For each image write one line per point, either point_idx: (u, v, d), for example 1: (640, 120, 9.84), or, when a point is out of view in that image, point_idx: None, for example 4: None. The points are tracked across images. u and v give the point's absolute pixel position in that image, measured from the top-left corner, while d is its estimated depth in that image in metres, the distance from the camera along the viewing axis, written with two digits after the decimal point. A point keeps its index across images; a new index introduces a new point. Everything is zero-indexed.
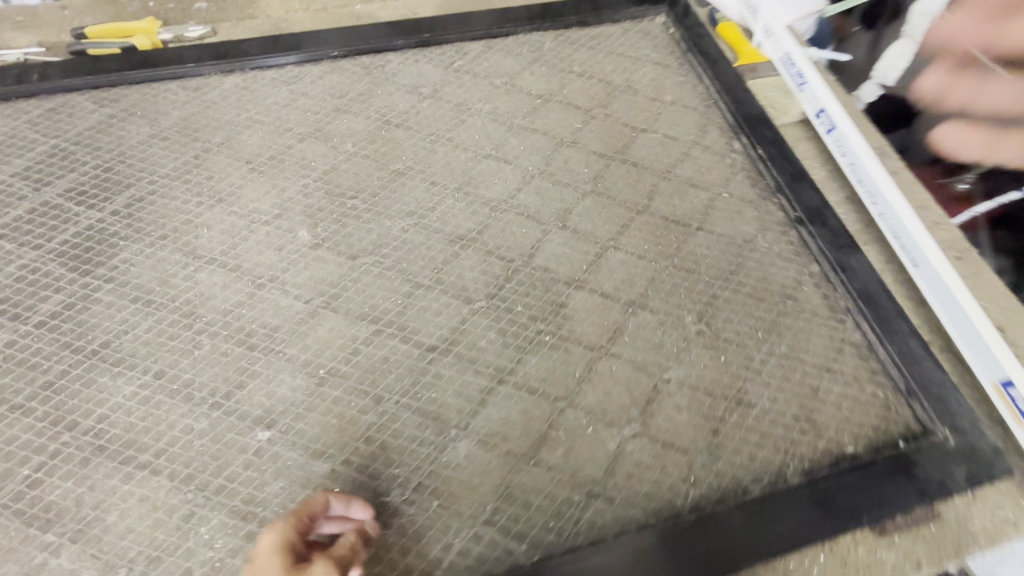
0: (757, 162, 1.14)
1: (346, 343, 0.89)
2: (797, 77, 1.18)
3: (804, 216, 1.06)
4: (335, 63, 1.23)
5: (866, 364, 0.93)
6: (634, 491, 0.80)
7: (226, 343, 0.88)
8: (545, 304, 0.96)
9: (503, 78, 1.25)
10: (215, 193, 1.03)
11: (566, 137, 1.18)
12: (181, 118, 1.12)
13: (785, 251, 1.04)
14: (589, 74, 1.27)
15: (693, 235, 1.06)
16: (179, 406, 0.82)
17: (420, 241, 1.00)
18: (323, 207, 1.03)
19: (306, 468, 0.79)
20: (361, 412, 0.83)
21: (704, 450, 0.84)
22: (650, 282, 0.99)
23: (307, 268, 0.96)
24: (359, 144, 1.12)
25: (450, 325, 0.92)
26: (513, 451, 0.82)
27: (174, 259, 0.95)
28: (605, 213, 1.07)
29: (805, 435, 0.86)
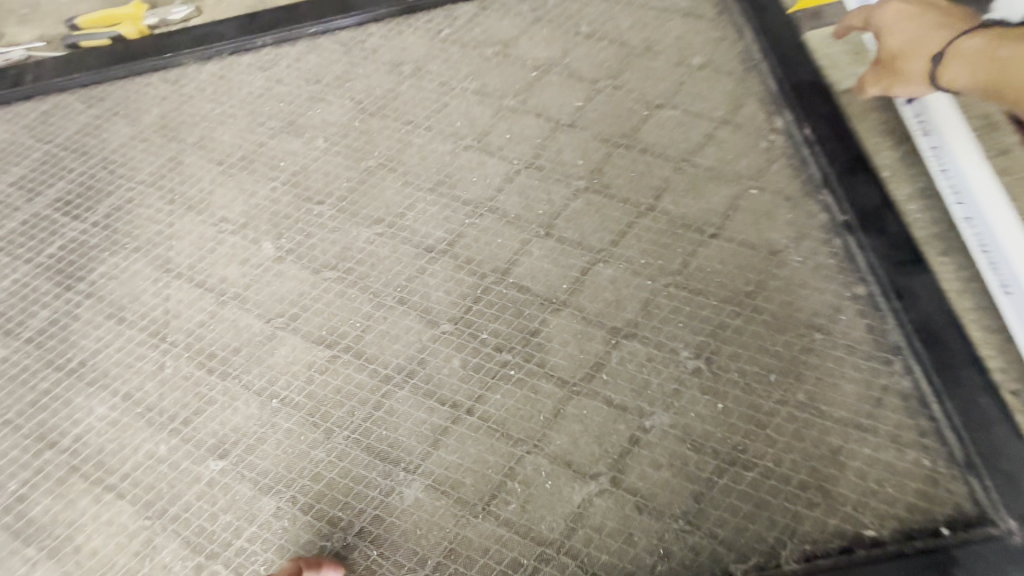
0: (803, 146, 0.91)
1: (301, 369, 0.85)
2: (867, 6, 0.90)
3: (854, 222, 0.84)
4: (313, 42, 1.12)
5: (914, 423, 0.74)
6: (592, 560, 0.71)
7: (188, 365, 0.87)
8: (514, 330, 0.85)
9: (496, 47, 1.07)
10: (186, 200, 0.99)
11: (563, 118, 0.99)
12: (160, 115, 1.08)
13: (824, 266, 0.83)
14: (601, 34, 1.06)
15: (705, 245, 0.87)
16: (143, 430, 0.84)
17: (385, 253, 0.92)
18: (289, 214, 0.96)
19: (254, 502, 0.78)
20: (311, 447, 0.80)
21: (681, 517, 0.72)
22: (643, 305, 0.84)
23: (269, 284, 0.91)
24: (331, 138, 1.02)
25: (408, 353, 0.85)
26: (462, 500, 0.76)
27: (146, 274, 0.94)
28: (598, 216, 0.91)
29: (813, 510, 0.71)
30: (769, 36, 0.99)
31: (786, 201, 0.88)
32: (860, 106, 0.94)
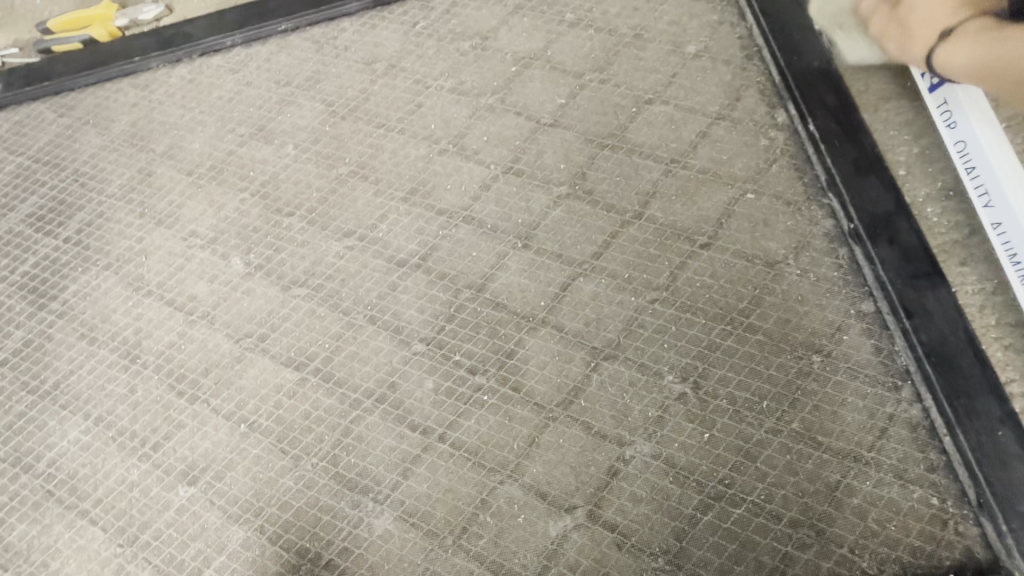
0: (807, 144, 0.83)
1: (269, 393, 0.82)
2: None
3: (862, 229, 0.76)
4: (284, 40, 1.06)
5: (921, 457, 0.67)
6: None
7: (157, 387, 0.85)
8: (489, 351, 0.80)
9: (474, 40, 1.00)
10: (156, 214, 0.96)
11: (545, 117, 0.92)
12: (130, 123, 1.05)
13: (828, 280, 0.76)
14: (587, 22, 0.97)
15: (696, 257, 0.80)
16: (114, 455, 0.82)
17: (356, 269, 0.87)
18: (258, 227, 0.92)
19: (222, 532, 0.76)
20: (279, 475, 0.77)
21: (661, 556, 0.67)
22: (626, 325, 0.78)
23: (238, 302, 0.88)
24: (302, 145, 0.97)
25: (379, 375, 0.81)
26: (432, 533, 0.72)
27: (117, 292, 0.92)
28: (580, 225, 0.84)
29: (807, 551, 0.65)
30: (772, 18, 0.89)
31: (787, 205, 0.80)
32: (873, 97, 0.84)
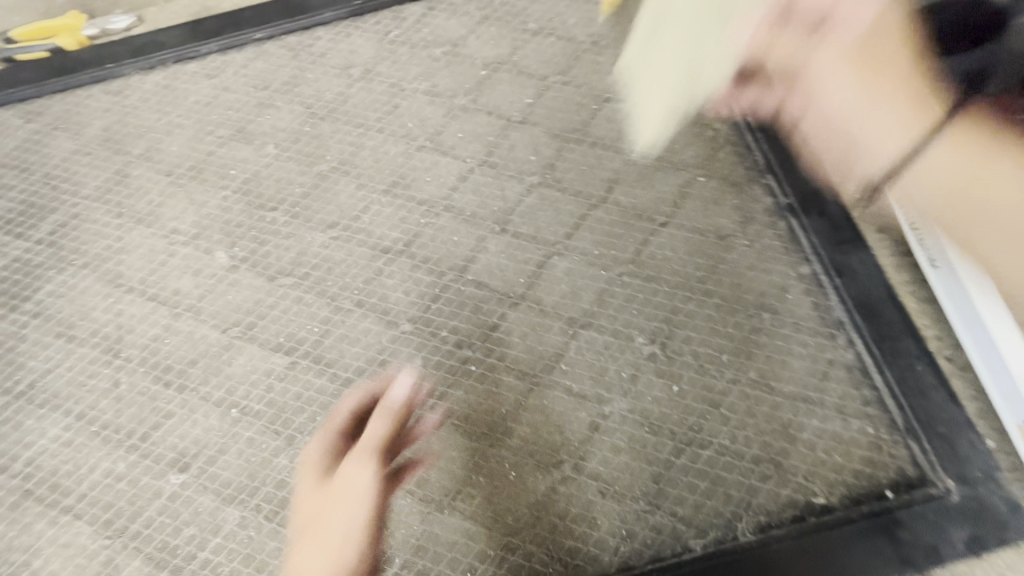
0: (745, 133, 0.94)
1: (259, 378, 0.84)
2: None
3: (796, 203, 0.87)
4: (260, 47, 1.11)
5: (857, 393, 0.77)
6: (558, 546, 0.73)
7: (143, 380, 0.85)
8: (473, 327, 0.85)
9: (445, 47, 1.08)
10: (135, 213, 0.97)
11: (514, 115, 1.00)
12: (104, 127, 1.06)
13: (769, 249, 0.86)
14: (548, 31, 1.07)
15: (657, 234, 0.89)
16: (99, 448, 0.82)
17: (341, 257, 0.91)
18: (241, 222, 0.95)
19: (217, 514, 0.77)
20: (273, 455, 0.79)
21: (641, 498, 0.74)
22: (598, 296, 0.86)
23: (224, 294, 0.90)
24: (282, 144, 1.01)
25: (368, 355, 0.85)
26: (427, 496, 0.76)
27: (96, 290, 0.92)
28: (552, 210, 0.92)
29: (767, 482, 0.73)
30: None
31: (732, 186, 0.91)
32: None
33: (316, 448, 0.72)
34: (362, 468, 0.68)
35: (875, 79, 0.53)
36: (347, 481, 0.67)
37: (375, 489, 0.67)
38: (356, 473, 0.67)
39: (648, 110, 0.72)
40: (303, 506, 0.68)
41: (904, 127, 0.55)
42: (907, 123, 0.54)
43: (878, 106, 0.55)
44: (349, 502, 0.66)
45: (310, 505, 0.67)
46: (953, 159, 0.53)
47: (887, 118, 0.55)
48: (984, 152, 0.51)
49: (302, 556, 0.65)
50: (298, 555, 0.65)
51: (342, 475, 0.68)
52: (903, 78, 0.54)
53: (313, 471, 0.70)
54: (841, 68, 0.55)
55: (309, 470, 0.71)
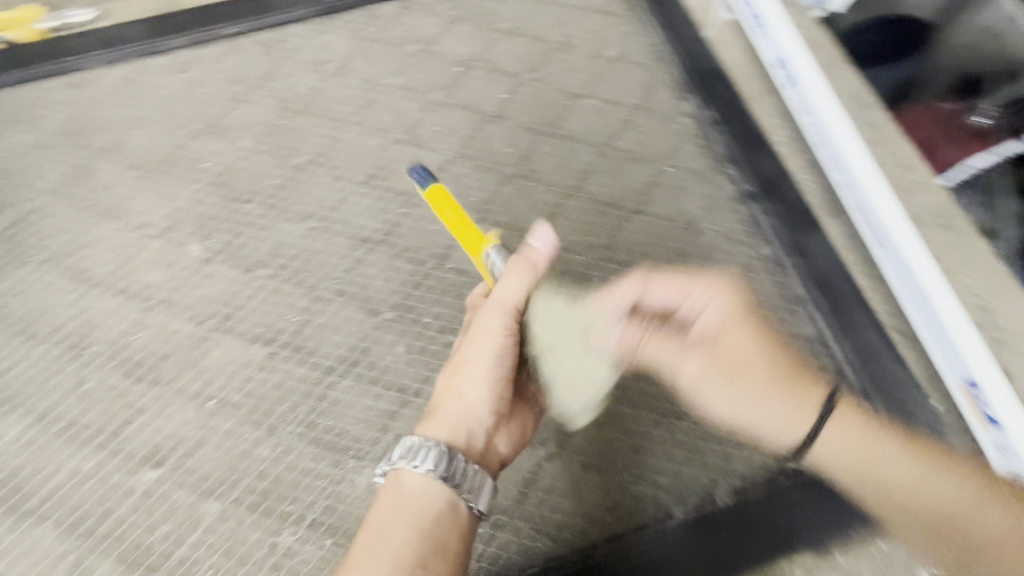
0: (707, 127, 1.00)
1: (238, 369, 0.83)
2: (755, 18, 1.04)
3: (756, 190, 0.94)
4: (231, 43, 1.10)
5: (818, 362, 0.83)
6: (547, 521, 0.74)
7: (113, 375, 0.82)
8: (456, 312, 0.87)
9: (419, 45, 1.10)
10: (100, 207, 0.94)
11: (489, 110, 1.03)
12: (64, 121, 1.02)
13: (734, 233, 0.92)
14: (519, 31, 1.11)
15: (630, 221, 0.93)
16: (65, 448, 0.78)
17: (320, 247, 0.91)
18: (215, 215, 0.93)
19: (195, 508, 0.74)
20: (255, 445, 0.78)
21: (624, 470, 0.77)
22: (577, 280, 0.89)
23: (198, 286, 0.88)
24: (257, 138, 1.01)
25: (351, 343, 0.85)
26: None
27: (58, 285, 0.88)
28: (530, 199, 0.95)
29: (741, 448, 0.78)
30: (671, 31, 1.09)
31: (698, 175, 0.97)
32: (754, 91, 1.05)
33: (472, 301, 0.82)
34: (499, 315, 0.71)
35: (748, 377, 0.73)
36: (491, 332, 0.71)
37: (512, 339, 0.72)
38: (493, 322, 0.71)
39: (567, 374, 0.72)
40: (457, 347, 0.75)
41: (782, 427, 0.72)
42: (795, 412, 0.72)
43: (770, 406, 0.73)
44: (490, 340, 0.71)
45: (459, 349, 0.74)
46: (846, 438, 0.70)
47: (783, 405, 0.72)
48: (861, 436, 0.69)
49: (441, 403, 0.69)
50: (442, 400, 0.69)
51: (482, 322, 0.72)
52: (772, 377, 0.73)
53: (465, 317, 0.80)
54: (722, 377, 0.75)
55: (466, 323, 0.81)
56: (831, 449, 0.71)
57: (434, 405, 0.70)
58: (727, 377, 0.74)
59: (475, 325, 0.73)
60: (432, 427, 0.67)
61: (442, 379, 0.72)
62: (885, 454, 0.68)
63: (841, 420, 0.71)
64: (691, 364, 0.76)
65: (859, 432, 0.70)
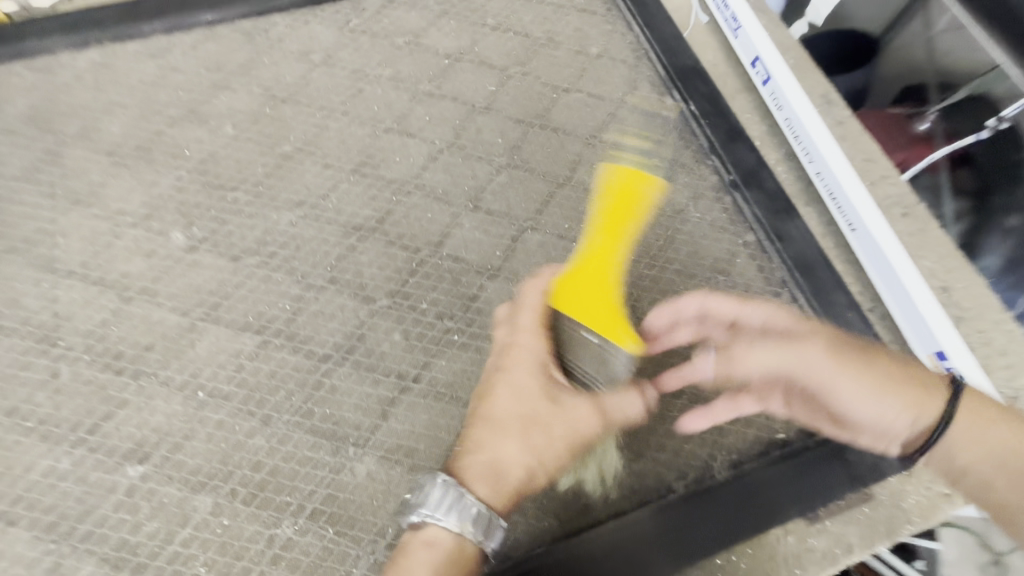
0: (689, 121, 1.05)
1: (228, 359, 0.79)
2: (732, 22, 1.11)
3: (739, 179, 0.98)
4: (210, 30, 1.07)
5: None
6: (552, 502, 0.75)
7: (89, 369, 0.78)
8: (453, 298, 0.87)
9: (407, 37, 1.10)
10: (72, 194, 0.89)
11: (479, 101, 1.04)
12: (28, 105, 0.97)
13: (718, 220, 0.96)
14: (505, 27, 1.13)
15: None
16: (37, 446, 0.73)
17: (311, 235, 0.89)
18: (199, 202, 0.90)
19: (185, 504, 0.71)
20: (248, 436, 0.75)
21: (626, 448, 0.79)
22: None
23: (183, 275, 0.85)
24: (241, 125, 0.98)
25: (346, 330, 0.83)
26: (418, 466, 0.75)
27: (25, 275, 0.83)
28: (522, 188, 0.97)
29: (735, 423, 0.81)
30: (652, 29, 1.13)
31: (683, 167, 1.01)
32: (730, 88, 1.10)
33: (541, 342, 0.70)
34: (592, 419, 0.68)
35: (877, 381, 0.68)
36: (585, 431, 0.67)
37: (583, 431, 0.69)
38: (590, 419, 0.68)
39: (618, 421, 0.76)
40: (530, 411, 0.67)
41: (896, 421, 0.70)
42: (921, 403, 0.69)
43: (887, 403, 0.69)
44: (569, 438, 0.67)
45: (541, 423, 0.66)
46: (973, 434, 0.70)
47: (902, 404, 0.69)
48: (977, 426, 0.70)
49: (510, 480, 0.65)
50: (508, 473, 0.65)
51: (574, 413, 0.67)
52: (885, 368, 0.69)
53: (531, 362, 0.68)
54: (842, 378, 0.68)
55: (528, 365, 0.69)
56: (951, 446, 0.70)
57: (497, 469, 0.65)
58: (845, 371, 0.68)
59: (567, 409, 0.67)
60: (480, 488, 0.64)
61: (511, 446, 0.66)
62: (1005, 441, 0.69)
63: (966, 415, 0.70)
64: (820, 371, 0.68)
65: (983, 418, 0.70)
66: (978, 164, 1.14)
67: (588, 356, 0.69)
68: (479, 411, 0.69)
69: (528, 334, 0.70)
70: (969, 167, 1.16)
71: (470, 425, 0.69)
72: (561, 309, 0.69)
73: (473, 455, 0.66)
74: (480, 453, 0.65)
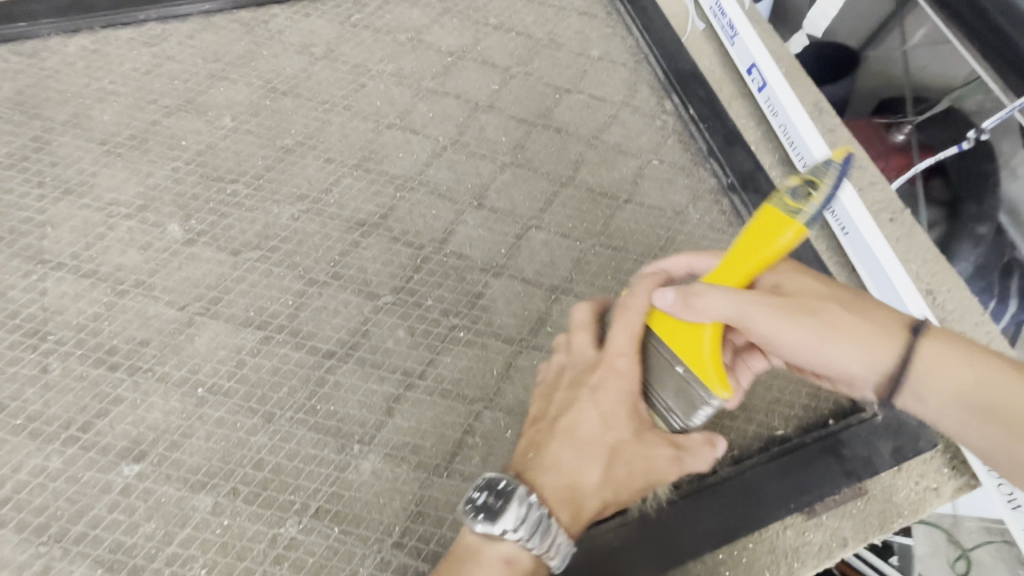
0: (688, 124, 1.06)
1: (228, 354, 0.78)
2: (728, 29, 1.14)
3: (736, 181, 1.00)
4: (207, 19, 1.05)
5: None
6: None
7: (81, 364, 0.75)
8: (458, 295, 0.86)
9: (409, 34, 1.10)
10: (62, 183, 0.86)
11: (482, 100, 1.05)
12: (14, 90, 0.93)
13: (717, 222, 0.98)
14: (508, 26, 1.14)
15: (622, 209, 0.97)
16: (26, 444, 0.70)
17: (313, 230, 0.88)
18: (196, 194, 0.88)
19: (185, 504, 0.69)
20: (250, 433, 0.73)
21: None
22: (575, 264, 0.91)
23: (180, 268, 0.82)
24: (240, 117, 0.96)
25: (350, 327, 0.82)
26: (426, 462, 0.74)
27: (11, 267, 0.80)
28: (526, 187, 0.97)
29: (736, 419, 0.82)
30: (652, 33, 1.14)
31: (683, 169, 1.02)
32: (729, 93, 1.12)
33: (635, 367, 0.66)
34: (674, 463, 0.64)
35: (829, 321, 0.58)
36: (664, 473, 0.64)
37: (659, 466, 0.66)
38: (673, 465, 0.64)
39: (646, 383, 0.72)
40: (613, 440, 0.62)
41: (864, 366, 0.58)
42: (884, 342, 0.58)
43: (846, 348, 0.58)
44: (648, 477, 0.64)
45: (624, 456, 0.62)
46: (942, 371, 0.56)
47: (865, 343, 0.58)
48: (959, 360, 0.56)
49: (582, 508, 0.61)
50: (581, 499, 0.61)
51: (658, 455, 0.64)
52: (855, 313, 0.59)
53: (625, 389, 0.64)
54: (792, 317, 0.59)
55: (618, 392, 0.65)
56: (916, 385, 0.57)
57: (573, 493, 0.60)
58: (790, 311, 0.59)
59: (650, 448, 0.64)
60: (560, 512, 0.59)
61: (588, 471, 0.61)
62: (989, 376, 0.55)
63: (932, 351, 0.56)
64: (767, 312, 0.59)
65: (960, 354, 0.56)
66: (951, 176, 1.17)
67: (672, 389, 0.65)
68: (553, 424, 0.64)
69: (620, 353, 0.66)
70: (941, 177, 1.19)
71: (540, 436, 0.64)
72: (652, 326, 0.67)
73: (547, 472, 0.61)
74: (554, 470, 0.61)
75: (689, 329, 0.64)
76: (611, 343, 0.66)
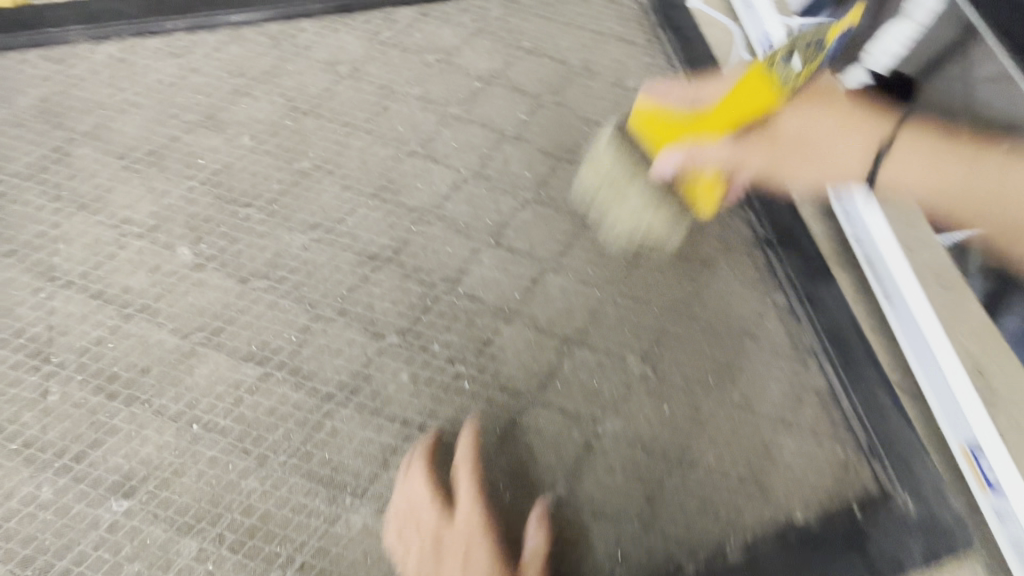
0: None
1: (226, 390, 0.76)
2: None
3: (774, 237, 0.94)
4: (235, 31, 1.03)
5: (826, 416, 0.82)
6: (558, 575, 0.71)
7: (80, 390, 0.74)
8: (466, 341, 0.82)
9: (438, 54, 1.06)
10: (77, 198, 0.85)
11: (509, 130, 1.00)
12: (40, 98, 0.92)
13: (748, 277, 0.91)
14: (542, 51, 1.09)
15: (646, 257, 0.92)
16: (19, 471, 0.69)
17: (324, 261, 0.85)
18: (209, 216, 0.86)
19: (170, 547, 0.67)
20: (242, 477, 0.72)
21: (636, 519, 0.74)
22: (591, 315, 0.86)
23: (185, 294, 0.81)
24: (259, 136, 0.94)
25: (352, 369, 0.79)
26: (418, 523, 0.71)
27: (20, 283, 0.79)
28: (547, 228, 0.92)
29: (752, 500, 0.76)
30: (694, 66, 1.08)
31: (716, 217, 0.96)
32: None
33: (481, 524, 0.68)
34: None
35: (813, 141, 0.89)
36: None
37: None
38: None
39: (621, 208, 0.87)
40: None
41: (846, 165, 0.91)
42: (870, 138, 0.89)
43: (850, 142, 0.89)
44: None
45: None
46: (916, 158, 0.88)
47: (860, 141, 0.89)
48: (923, 154, 0.87)
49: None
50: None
51: None
52: (839, 124, 0.89)
53: (480, 545, 0.66)
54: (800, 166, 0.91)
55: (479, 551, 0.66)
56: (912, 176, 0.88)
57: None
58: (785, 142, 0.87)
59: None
60: None
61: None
62: (954, 172, 0.86)
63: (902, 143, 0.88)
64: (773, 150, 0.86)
65: (924, 146, 0.87)
66: None
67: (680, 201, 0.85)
68: None
69: (463, 516, 0.68)
70: None
71: None
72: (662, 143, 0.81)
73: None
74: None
75: (703, 113, 0.80)
76: (452, 518, 0.68)
